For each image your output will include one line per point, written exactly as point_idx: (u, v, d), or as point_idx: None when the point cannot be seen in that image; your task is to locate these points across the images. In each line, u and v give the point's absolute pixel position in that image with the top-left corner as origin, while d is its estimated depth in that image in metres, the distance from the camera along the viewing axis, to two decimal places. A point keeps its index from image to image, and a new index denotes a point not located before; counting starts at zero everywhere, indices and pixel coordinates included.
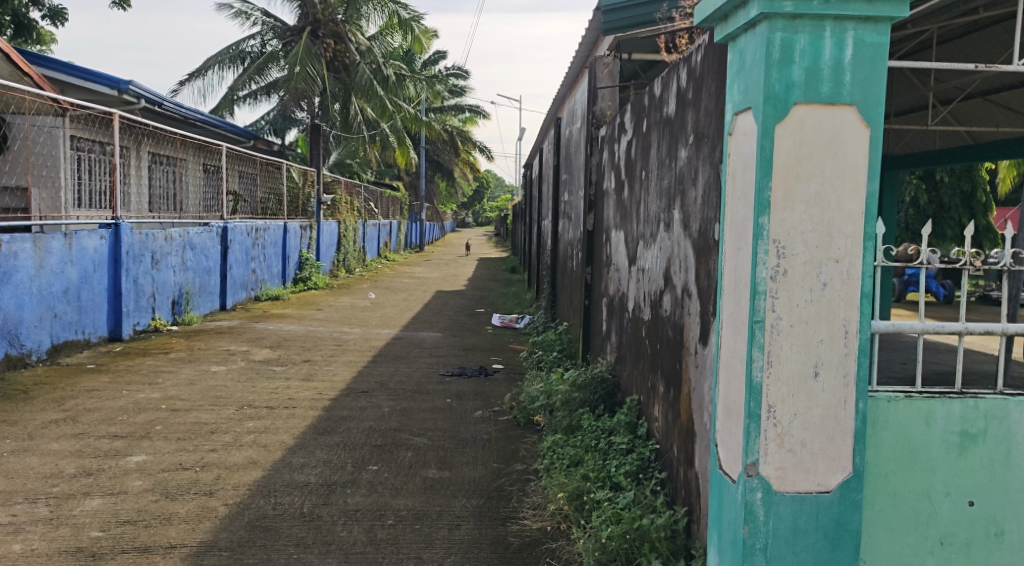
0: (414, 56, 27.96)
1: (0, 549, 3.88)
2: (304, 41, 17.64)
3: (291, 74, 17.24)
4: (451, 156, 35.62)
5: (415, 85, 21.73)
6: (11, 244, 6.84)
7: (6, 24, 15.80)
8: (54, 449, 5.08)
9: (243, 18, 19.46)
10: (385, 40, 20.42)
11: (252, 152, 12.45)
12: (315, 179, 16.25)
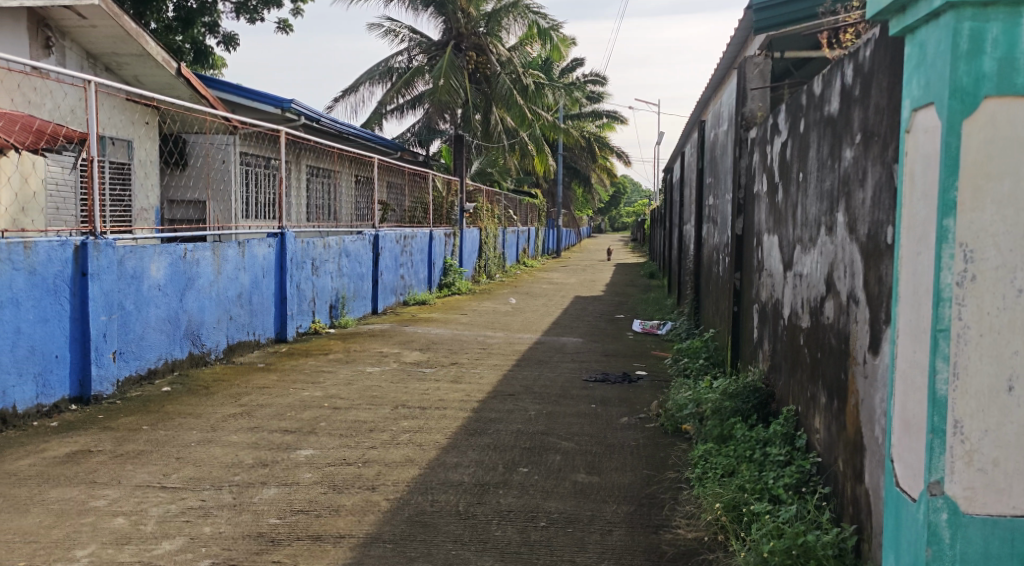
0: (551, 65, 28.20)
1: (192, 531, 4.13)
2: (448, 54, 18.15)
3: (436, 87, 17.72)
4: (589, 163, 35.63)
5: (554, 93, 21.90)
6: (193, 252, 7.28)
7: (187, 52, 16.96)
8: (233, 441, 5.38)
9: (391, 36, 20.14)
10: (525, 50, 20.68)
11: (401, 164, 12.61)
12: (460, 187, 16.47)
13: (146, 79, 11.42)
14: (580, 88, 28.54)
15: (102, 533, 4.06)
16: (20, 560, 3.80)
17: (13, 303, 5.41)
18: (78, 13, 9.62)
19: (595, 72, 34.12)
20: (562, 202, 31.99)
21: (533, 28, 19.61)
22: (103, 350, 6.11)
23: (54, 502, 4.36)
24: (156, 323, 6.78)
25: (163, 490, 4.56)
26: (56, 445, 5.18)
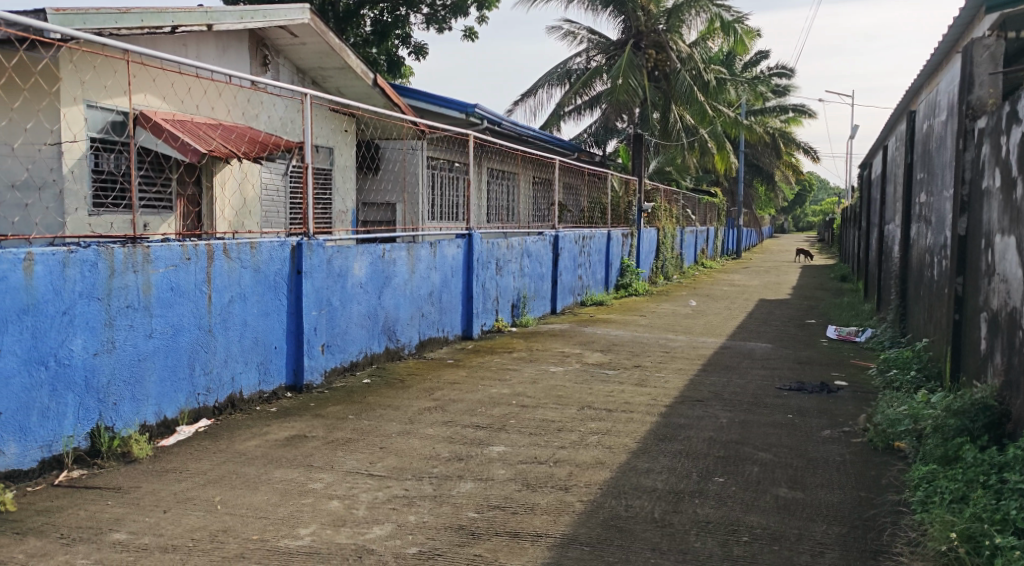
0: (733, 58, 27.32)
1: (398, 519, 4.24)
2: (626, 53, 17.95)
3: (614, 86, 17.60)
4: (774, 160, 34.30)
5: (736, 88, 21.25)
6: (391, 253, 7.48)
7: (380, 64, 17.68)
8: (431, 434, 5.50)
9: (570, 38, 20.19)
10: (707, 45, 20.19)
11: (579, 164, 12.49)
12: (638, 187, 16.20)
13: (348, 90, 11.95)
14: (765, 82, 27.47)
15: (320, 514, 4.24)
16: (252, 534, 4.03)
17: (240, 298, 5.77)
18: (291, 32, 10.21)
19: (782, 65, 32.73)
20: (743, 201, 30.94)
21: (715, 22, 18.75)
22: (313, 342, 6.42)
23: (278, 482, 4.61)
24: (358, 318, 7.04)
25: (370, 477, 4.72)
26: (275, 430, 5.48)
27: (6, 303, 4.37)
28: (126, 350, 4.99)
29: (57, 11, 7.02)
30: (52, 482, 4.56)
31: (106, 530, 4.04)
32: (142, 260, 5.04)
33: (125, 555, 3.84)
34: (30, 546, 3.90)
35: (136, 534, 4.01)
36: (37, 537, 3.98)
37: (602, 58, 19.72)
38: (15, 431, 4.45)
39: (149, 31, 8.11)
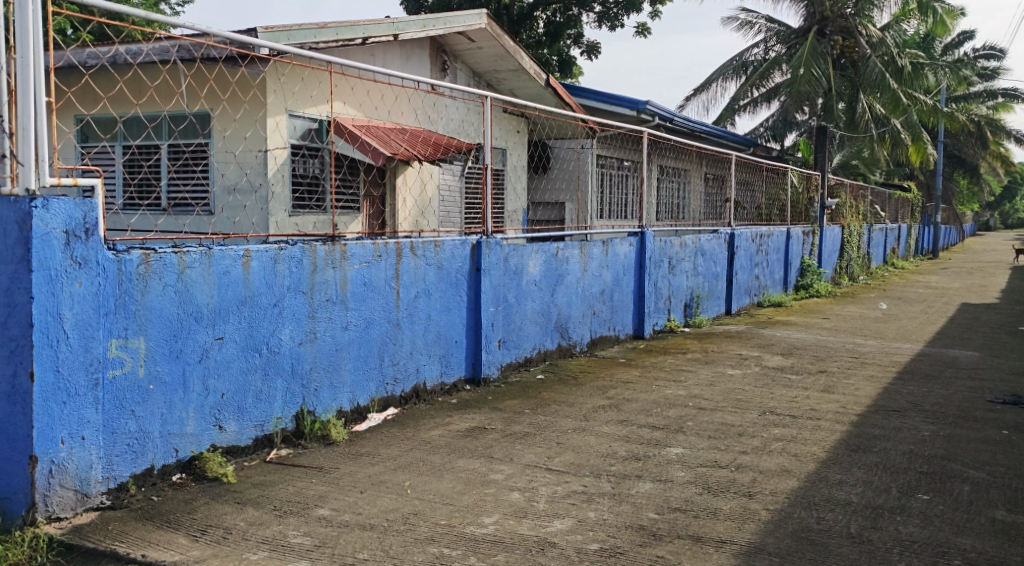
0: (933, 41, 25.67)
1: (578, 514, 4.27)
2: (810, 41, 17.29)
3: (795, 77, 16.96)
4: (976, 151, 31.99)
5: (935, 74, 19.99)
6: (565, 251, 7.52)
7: (552, 64, 17.90)
8: (607, 432, 5.51)
9: (747, 28, 19.63)
10: (900, 28, 19.19)
11: (756, 160, 12.14)
12: (820, 183, 15.55)
13: (521, 92, 12.13)
14: (970, 66, 25.66)
15: (503, 505, 4.34)
16: (440, 519, 4.18)
17: (425, 294, 5.99)
18: (469, 38, 10.48)
19: (988, 47, 30.49)
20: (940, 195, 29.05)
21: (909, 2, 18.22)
22: (491, 337, 6.57)
23: (461, 471, 4.75)
24: (533, 315, 7.13)
25: (549, 472, 4.78)
26: (457, 421, 5.64)
27: (228, 295, 4.72)
28: (325, 340, 5.29)
29: (267, 28, 7.57)
30: (265, 458, 4.91)
31: (312, 506, 4.30)
32: (340, 257, 5.32)
33: (329, 530, 4.07)
34: (249, 515, 4.20)
35: (339, 511, 4.25)
36: (254, 507, 4.29)
37: (781, 47, 19.06)
38: (234, 411, 4.81)
39: (343, 43, 8.59)
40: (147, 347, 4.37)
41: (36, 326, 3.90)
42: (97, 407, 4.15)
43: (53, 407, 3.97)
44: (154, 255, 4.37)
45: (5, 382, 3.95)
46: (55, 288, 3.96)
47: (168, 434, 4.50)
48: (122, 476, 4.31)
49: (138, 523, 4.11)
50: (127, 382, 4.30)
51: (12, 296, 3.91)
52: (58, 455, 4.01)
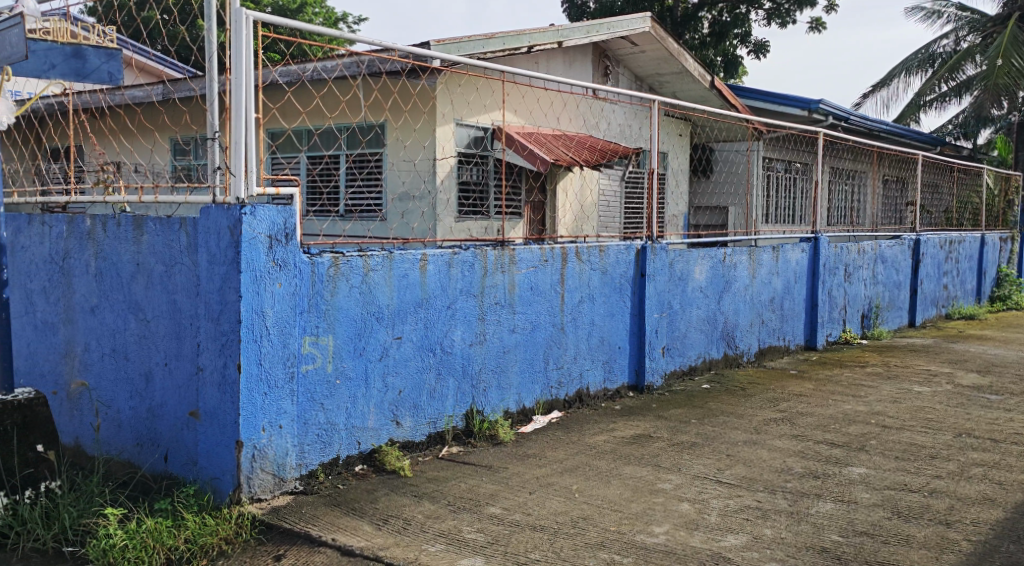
0: None
1: (754, 531, 4.14)
2: (1009, 29, 16.12)
3: (992, 69, 15.79)
4: None
5: None
6: (732, 257, 7.33)
7: (717, 64, 17.51)
8: (781, 446, 5.32)
9: (935, 17, 18.62)
10: None
11: (945, 160, 11.41)
12: (1020, 184, 14.43)
13: (684, 95, 11.93)
14: None
15: (673, 515, 4.27)
16: (609, 525, 4.15)
17: (589, 299, 5.99)
18: (632, 42, 10.41)
19: None
20: None
21: None
22: (654, 345, 6.48)
23: (628, 478, 4.71)
24: (699, 322, 7.00)
25: (720, 484, 4.66)
26: (622, 427, 5.60)
27: (406, 297, 4.89)
28: (493, 342, 5.37)
29: (439, 41, 7.81)
30: (437, 454, 5.03)
31: (483, 503, 4.37)
32: (509, 262, 5.39)
33: (501, 528, 4.12)
34: (426, 508, 4.32)
35: (510, 510, 4.30)
36: (430, 501, 4.40)
37: (974, 37, 17.86)
38: (410, 407, 4.98)
39: (509, 53, 8.72)
40: (335, 345, 4.59)
41: (244, 323, 4.14)
42: (293, 399, 4.39)
43: (256, 397, 4.22)
44: (343, 258, 4.59)
45: (216, 373, 4.24)
46: (260, 288, 4.21)
47: (352, 428, 4.70)
48: (312, 464, 4.54)
49: (327, 509, 4.31)
50: (318, 376, 4.53)
51: (224, 294, 4.18)
52: (259, 441, 4.26)
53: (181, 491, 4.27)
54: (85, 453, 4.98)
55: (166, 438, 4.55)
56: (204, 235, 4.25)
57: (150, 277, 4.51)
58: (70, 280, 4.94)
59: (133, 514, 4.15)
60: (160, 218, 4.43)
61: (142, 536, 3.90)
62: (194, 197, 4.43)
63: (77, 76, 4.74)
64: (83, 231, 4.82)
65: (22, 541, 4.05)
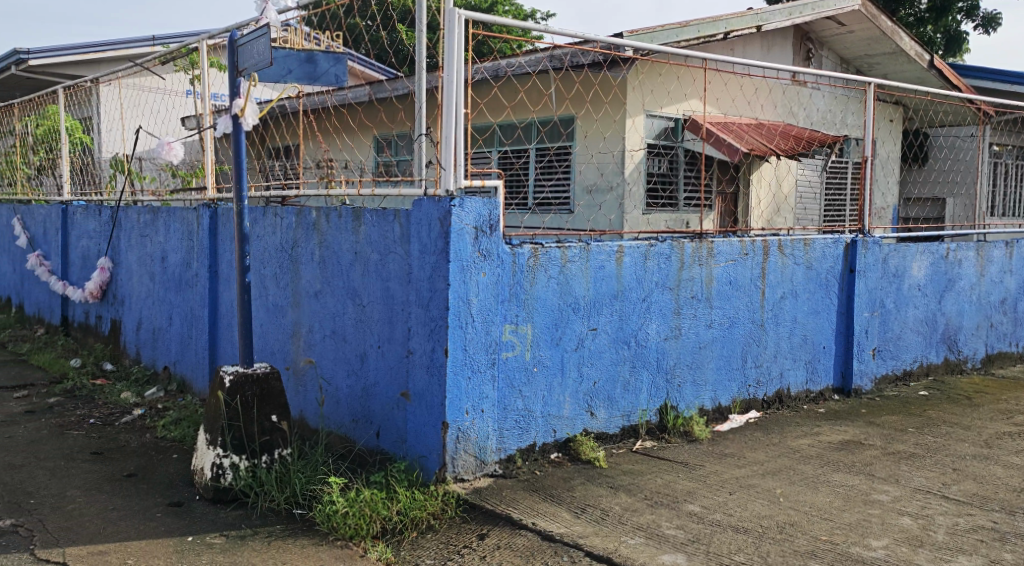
0: None
1: (991, 554, 3.81)
2: None
3: None
4: None
5: None
6: (957, 252, 6.80)
7: (937, 42, 16.32)
8: (1017, 463, 4.86)
9: None
10: None
11: None
12: None
13: (897, 76, 11.20)
14: None
15: (893, 529, 4.00)
16: (821, 534, 3.95)
17: (793, 295, 5.72)
18: (839, 22, 9.86)
19: None
20: None
21: None
22: (864, 346, 6.10)
23: (840, 485, 4.45)
24: (915, 323, 6.54)
25: (947, 500, 4.32)
26: (828, 431, 5.31)
27: (602, 288, 4.93)
28: (689, 337, 5.27)
29: (632, 31, 7.71)
30: (632, 447, 5.04)
31: (682, 500, 4.30)
32: (707, 255, 5.28)
33: (702, 527, 4.04)
34: (623, 500, 4.33)
35: (710, 509, 4.19)
36: (627, 494, 4.40)
37: None
38: (605, 399, 5.01)
39: (704, 40, 8.50)
40: (534, 333, 4.72)
41: (451, 310, 4.38)
42: (493, 384, 4.58)
43: (461, 381, 4.45)
44: (542, 249, 4.70)
45: (425, 356, 4.48)
46: (466, 276, 4.42)
47: (548, 415, 4.82)
48: (510, 448, 4.71)
49: (526, 493, 4.48)
50: (517, 364, 4.68)
51: (434, 282, 4.42)
52: (463, 423, 4.49)
53: (393, 466, 4.55)
54: (308, 426, 5.23)
55: (378, 416, 4.79)
56: (416, 226, 4.49)
57: (368, 265, 4.78)
58: (298, 267, 5.24)
59: (353, 484, 4.54)
60: (377, 210, 4.70)
61: (360, 505, 4.29)
62: (408, 189, 4.70)
63: (308, 79, 4.90)
64: (309, 222, 5.13)
65: (260, 502, 4.52)
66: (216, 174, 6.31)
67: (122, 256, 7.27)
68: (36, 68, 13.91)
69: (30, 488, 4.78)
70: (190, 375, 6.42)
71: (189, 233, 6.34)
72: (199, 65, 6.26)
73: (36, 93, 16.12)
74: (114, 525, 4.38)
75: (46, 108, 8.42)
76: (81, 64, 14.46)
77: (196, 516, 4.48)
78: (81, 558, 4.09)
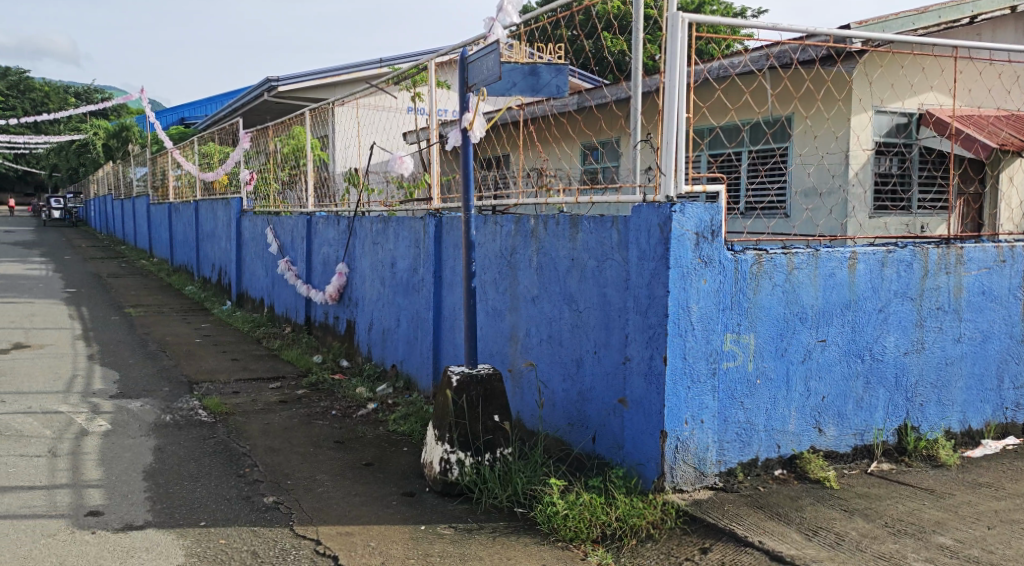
0: None
1: None
2: None
3: None
4: None
5: None
6: None
7: None
8: None
9: None
10: None
11: None
12: None
13: None
14: None
15: None
16: None
17: None
18: None
19: None
20: None
21: None
22: None
23: None
24: None
25: None
26: None
27: (833, 297, 4.66)
28: (935, 352, 4.91)
29: (860, 23, 7.34)
30: (865, 469, 4.75)
31: (930, 531, 4.07)
32: (956, 261, 4.90)
33: (954, 562, 3.84)
34: (860, 526, 4.13)
35: (964, 543, 3.97)
36: (864, 519, 4.20)
37: None
38: (835, 415, 4.74)
39: (947, 25, 7.90)
40: (757, 343, 4.53)
41: (670, 317, 4.29)
42: (714, 395, 4.46)
43: (680, 390, 4.35)
44: (767, 256, 4.51)
45: (644, 363, 4.41)
46: (686, 283, 4.32)
47: (772, 430, 4.62)
48: (731, 462, 4.57)
49: (751, 509, 4.31)
50: (738, 374, 4.52)
51: (652, 289, 4.35)
52: (683, 433, 4.39)
53: (611, 472, 4.53)
54: (525, 427, 5.29)
55: (594, 421, 4.77)
56: (635, 232, 4.44)
57: (584, 272, 4.78)
58: (516, 274, 5.33)
59: (573, 487, 4.56)
60: (595, 217, 4.69)
61: (580, 509, 4.32)
62: (626, 194, 4.75)
63: (531, 92, 4.90)
64: (527, 230, 5.20)
65: (484, 498, 4.64)
66: (441, 185, 6.54)
67: (357, 262, 7.69)
68: (284, 93, 15.13)
69: (287, 469, 5.14)
70: (416, 374, 6.68)
71: (416, 241, 6.62)
72: (428, 83, 6.53)
73: (283, 115, 17.50)
74: (358, 509, 4.63)
75: (294, 129, 8.96)
76: (322, 86, 15.55)
77: (427, 507, 4.66)
78: (331, 537, 4.35)
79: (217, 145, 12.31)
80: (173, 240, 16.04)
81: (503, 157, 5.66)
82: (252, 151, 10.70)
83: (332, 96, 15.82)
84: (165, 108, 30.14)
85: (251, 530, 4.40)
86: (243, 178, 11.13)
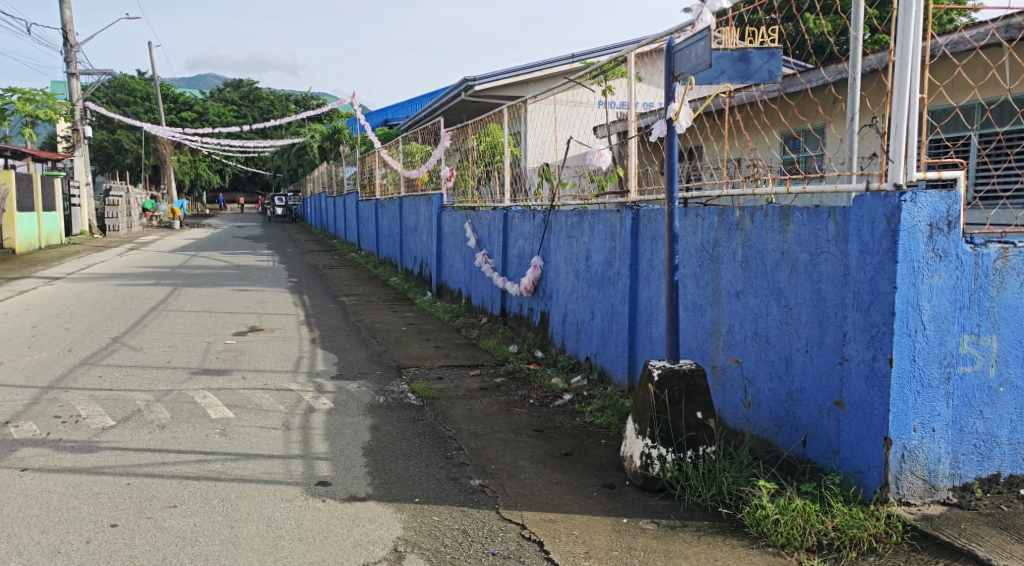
0: None
1: None
2: None
3: None
4: None
5: None
6: None
7: None
8: None
9: None
10: None
11: None
12: None
13: None
14: None
15: None
16: None
17: None
18: None
19: None
20: None
21: None
22: None
23: None
24: None
25: None
26: None
27: None
28: None
29: None
30: None
31: None
32: None
33: None
34: None
35: None
36: None
37: None
38: None
39: None
40: (1000, 347, 4.15)
41: (898, 315, 3.95)
42: (948, 401, 4.10)
43: (908, 395, 4.01)
44: (1013, 249, 4.12)
45: (865, 365, 4.09)
46: (917, 279, 3.97)
47: (1016, 443, 4.25)
48: (968, 476, 4.19)
49: (994, 530, 3.94)
50: (977, 380, 4.14)
51: (877, 285, 4.02)
52: (911, 442, 4.05)
53: (827, 479, 4.24)
54: (728, 426, 5.05)
55: (806, 423, 4.48)
56: (855, 224, 4.12)
57: (796, 265, 4.50)
58: (719, 267, 5.10)
59: (785, 491, 4.31)
60: (809, 208, 4.41)
61: (792, 515, 4.08)
62: (846, 184, 4.40)
63: (740, 79, 4.58)
64: (732, 222, 4.96)
65: (687, 495, 4.48)
66: (639, 176, 6.38)
67: (553, 256, 7.67)
68: (480, 92, 15.41)
69: (491, 454, 5.18)
70: (611, 367, 6.57)
71: (613, 234, 6.51)
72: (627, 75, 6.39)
73: (479, 114, 17.86)
74: (560, 497, 4.59)
75: (489, 126, 9.01)
76: (516, 84, 15.73)
77: (627, 501, 4.54)
78: (535, 523, 4.33)
79: (419, 143, 12.70)
80: (379, 233, 16.75)
81: (700, 147, 5.40)
82: (451, 149, 10.93)
83: (526, 94, 15.98)
84: (371, 110, 31.61)
85: (461, 510, 4.45)
86: (442, 175, 11.41)
